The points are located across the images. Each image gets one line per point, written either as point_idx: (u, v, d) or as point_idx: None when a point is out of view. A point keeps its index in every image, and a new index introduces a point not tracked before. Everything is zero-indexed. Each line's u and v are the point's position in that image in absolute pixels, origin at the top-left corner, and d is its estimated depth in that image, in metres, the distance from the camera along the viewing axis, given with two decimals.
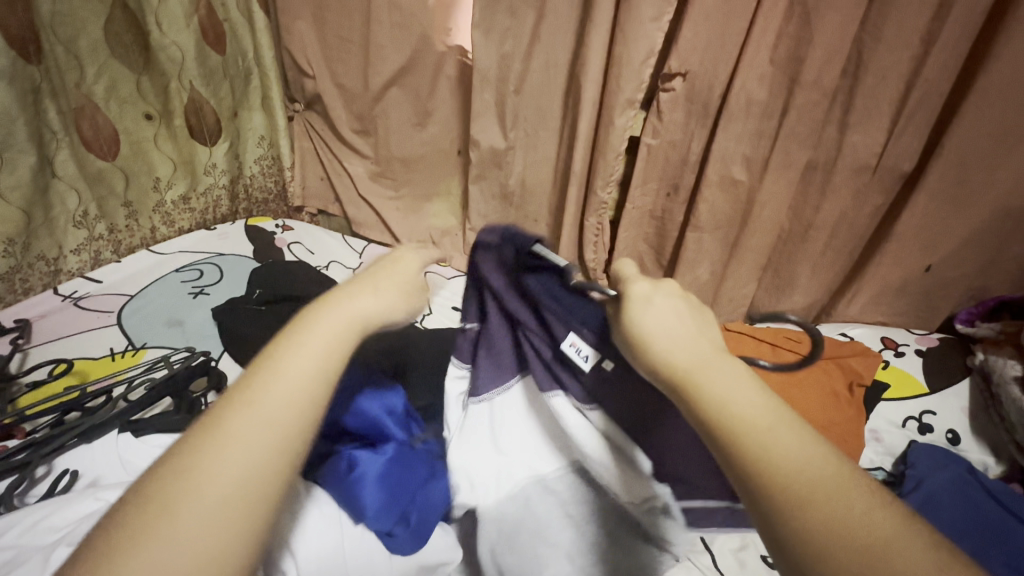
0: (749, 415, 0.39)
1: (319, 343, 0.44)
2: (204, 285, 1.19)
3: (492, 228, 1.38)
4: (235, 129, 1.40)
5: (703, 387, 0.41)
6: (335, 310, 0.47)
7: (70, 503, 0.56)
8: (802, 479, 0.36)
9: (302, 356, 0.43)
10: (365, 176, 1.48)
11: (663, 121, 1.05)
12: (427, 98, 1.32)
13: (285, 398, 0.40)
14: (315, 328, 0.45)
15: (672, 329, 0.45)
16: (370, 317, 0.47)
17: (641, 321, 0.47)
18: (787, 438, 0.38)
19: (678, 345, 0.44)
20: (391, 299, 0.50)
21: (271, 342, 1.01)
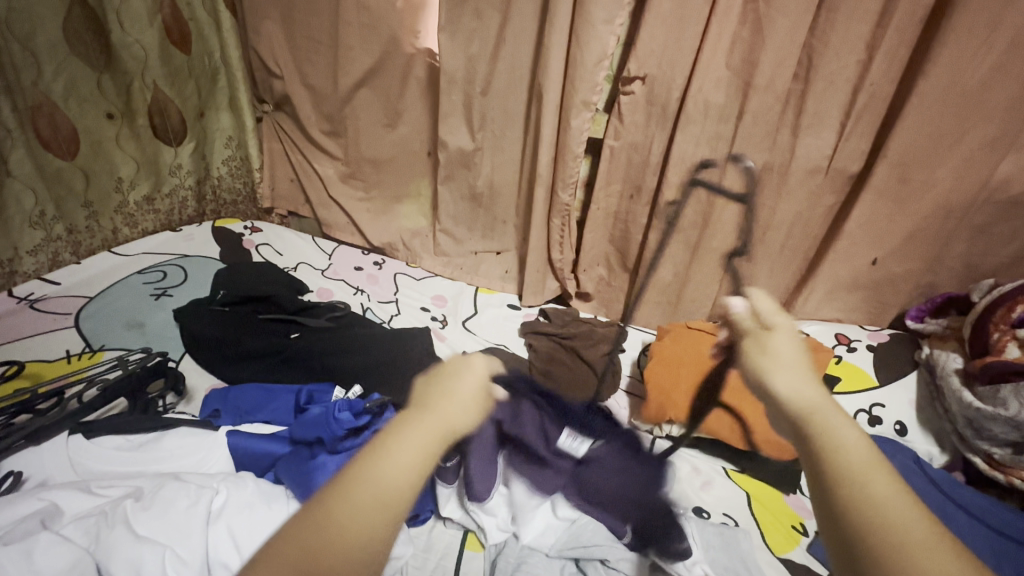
0: (844, 452, 0.43)
1: (427, 435, 0.45)
2: (168, 286, 1.18)
3: (462, 229, 1.38)
4: (202, 129, 1.39)
5: (815, 423, 0.46)
6: (439, 408, 0.48)
7: (9, 503, 0.55)
8: (888, 511, 0.38)
9: (412, 441, 0.44)
10: (335, 177, 1.47)
11: (624, 123, 1.07)
12: (396, 99, 1.32)
13: (405, 479, 0.42)
14: (422, 420, 0.46)
15: (803, 384, 0.50)
16: (461, 420, 0.49)
17: (782, 367, 0.52)
18: (877, 471, 0.41)
19: (802, 387, 0.50)
20: (477, 404, 0.51)
21: (234, 343, 1.00)
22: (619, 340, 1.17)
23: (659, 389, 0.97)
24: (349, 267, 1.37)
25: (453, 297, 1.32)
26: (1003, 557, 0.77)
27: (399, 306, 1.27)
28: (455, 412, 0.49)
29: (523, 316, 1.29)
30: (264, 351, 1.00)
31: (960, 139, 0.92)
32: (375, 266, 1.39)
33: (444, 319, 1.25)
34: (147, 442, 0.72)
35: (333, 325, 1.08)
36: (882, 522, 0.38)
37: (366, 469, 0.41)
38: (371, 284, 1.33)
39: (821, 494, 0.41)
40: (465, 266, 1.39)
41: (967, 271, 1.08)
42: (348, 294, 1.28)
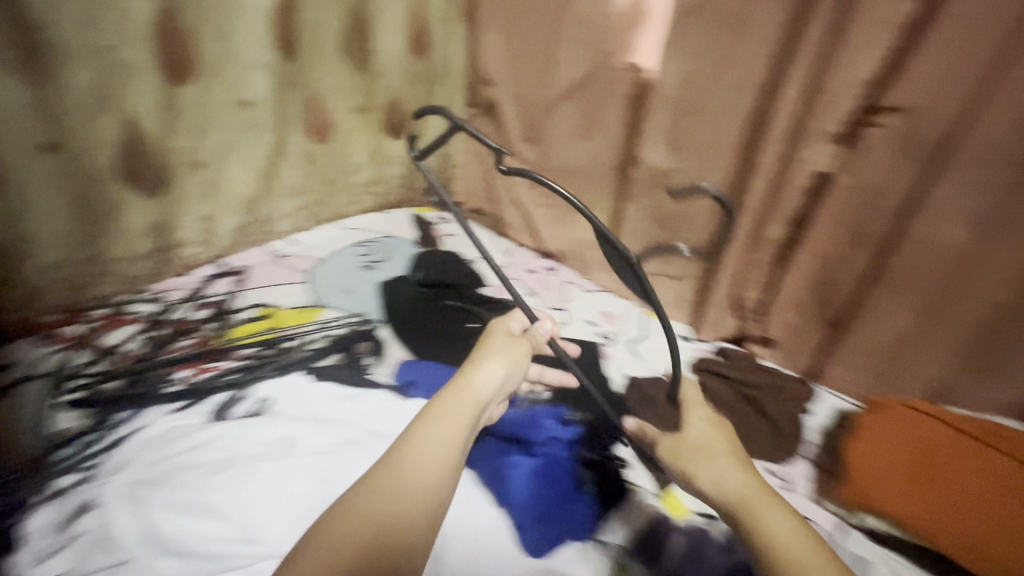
0: (798, 564, 0.59)
1: (463, 405, 0.68)
2: (372, 261, 1.32)
3: (641, 248, 1.34)
4: (419, 126, 1.54)
5: (745, 502, 0.67)
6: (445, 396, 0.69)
7: (267, 427, 0.70)
8: (780, 541, 0.62)
9: (449, 411, 0.67)
10: (523, 181, 1.55)
11: (862, 160, 0.94)
12: (598, 113, 1.34)
13: (437, 446, 0.64)
14: (436, 409, 0.67)
15: (782, 522, 0.64)
16: (484, 391, 0.71)
17: (755, 509, 0.66)
18: (772, 518, 0.64)
19: (769, 508, 0.65)
20: (499, 370, 0.74)
21: (423, 323, 1.09)
22: (807, 400, 1.05)
23: (866, 475, 0.86)
24: (524, 269, 1.42)
25: (621, 315, 1.30)
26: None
27: (568, 316, 1.26)
28: (474, 387, 0.70)
29: (696, 350, 1.19)
30: (446, 335, 1.08)
31: None
32: (548, 272, 1.43)
33: (613, 338, 1.21)
34: (356, 395, 0.82)
35: (508, 322, 1.16)
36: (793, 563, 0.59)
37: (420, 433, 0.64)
38: (543, 289, 1.35)
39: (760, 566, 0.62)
40: (638, 287, 1.35)
41: None
42: (521, 295, 1.30)
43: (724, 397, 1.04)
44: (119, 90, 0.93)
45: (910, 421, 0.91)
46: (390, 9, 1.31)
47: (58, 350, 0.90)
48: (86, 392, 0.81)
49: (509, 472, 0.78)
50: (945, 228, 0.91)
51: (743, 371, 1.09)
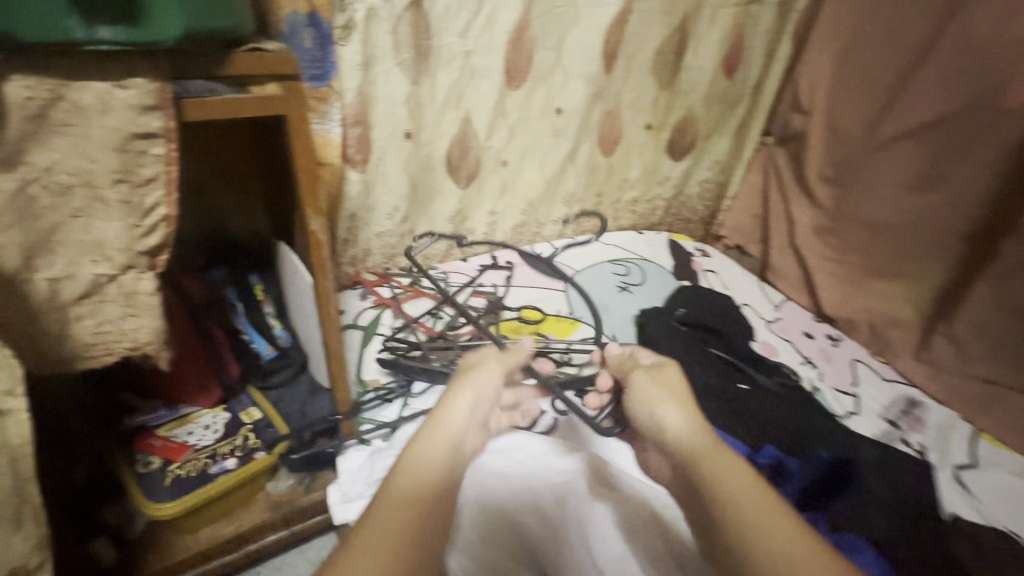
0: (726, 492, 0.52)
1: (446, 418, 0.62)
2: (629, 283, 1.26)
3: (980, 342, 1.04)
4: (701, 150, 1.43)
5: (699, 458, 0.58)
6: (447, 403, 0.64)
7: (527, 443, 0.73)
8: (750, 523, 0.49)
9: (433, 423, 0.61)
10: (808, 227, 1.33)
11: None
12: (954, 164, 1.06)
13: (430, 467, 0.56)
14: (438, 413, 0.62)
15: (673, 411, 0.64)
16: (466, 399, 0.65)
17: (655, 398, 0.66)
18: (755, 501, 0.51)
19: (672, 407, 0.65)
20: (492, 379, 0.69)
21: (687, 367, 0.99)
22: None
23: None
24: (798, 330, 1.21)
25: (936, 425, 1.00)
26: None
27: (859, 404, 1.02)
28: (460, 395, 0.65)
29: None
30: (712, 391, 0.95)
31: None
32: (828, 341, 1.19)
33: (924, 450, 0.94)
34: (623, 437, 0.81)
35: (783, 394, 0.98)
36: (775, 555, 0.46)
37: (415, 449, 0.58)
38: (823, 361, 1.12)
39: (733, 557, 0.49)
40: (961, 392, 1.04)
41: None
42: (797, 362, 1.10)
43: None
44: (466, 91, 1.02)
45: None
46: (716, 25, 1.22)
47: (372, 308, 1.04)
48: (393, 353, 0.90)
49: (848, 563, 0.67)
50: None
51: None
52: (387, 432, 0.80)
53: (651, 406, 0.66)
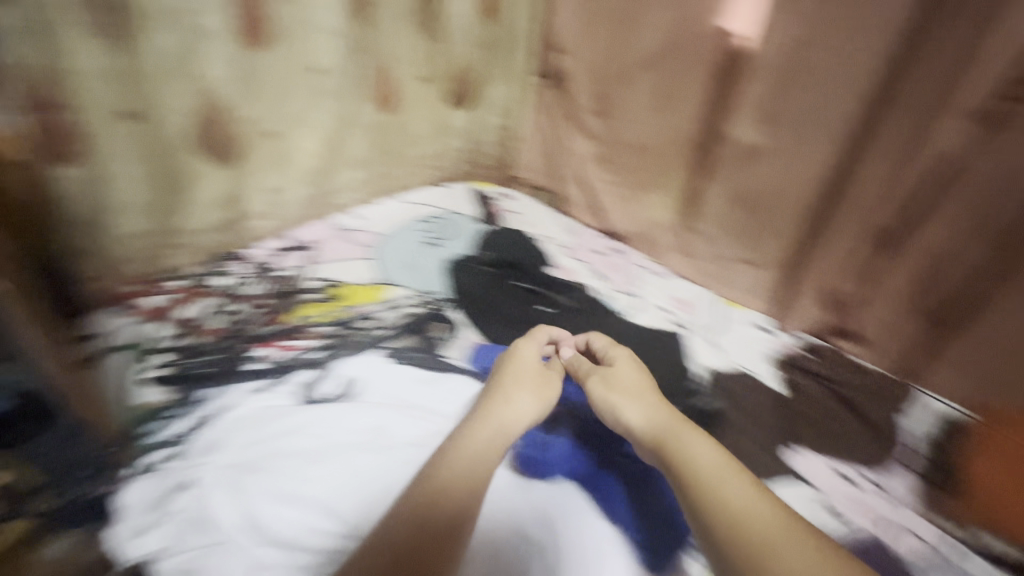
0: (739, 512, 0.60)
1: (494, 418, 0.75)
2: (436, 236, 1.28)
3: (719, 231, 1.26)
4: (482, 96, 1.48)
5: (702, 484, 0.64)
6: (498, 412, 0.76)
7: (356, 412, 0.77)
8: (779, 546, 0.56)
9: (493, 412, 0.76)
10: (589, 157, 1.47)
11: (1003, 140, 0.83)
12: (678, 87, 1.24)
13: (486, 459, 0.69)
14: (494, 414, 0.75)
15: (635, 412, 0.77)
16: (514, 412, 0.76)
17: (615, 399, 0.81)
18: (738, 485, 0.63)
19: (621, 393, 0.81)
20: (533, 399, 0.79)
21: (494, 302, 1.06)
22: (896, 400, 1.00)
23: (986, 503, 0.85)
24: (590, 249, 1.37)
25: (694, 301, 1.23)
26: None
27: (640, 300, 1.20)
28: (510, 406, 0.77)
29: (775, 342, 1.13)
30: (518, 318, 1.04)
31: None
32: (614, 253, 1.37)
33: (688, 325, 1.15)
34: (436, 378, 0.85)
35: (579, 305, 1.11)
36: (735, 523, 0.59)
37: (493, 410, 0.76)
38: (611, 271, 1.29)
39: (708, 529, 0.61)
40: (712, 272, 1.28)
41: None
42: (590, 277, 1.25)
43: (813, 399, 0.99)
44: (194, 56, 0.92)
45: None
46: None
47: (137, 323, 0.92)
48: (173, 368, 0.83)
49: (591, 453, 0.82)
50: None
51: (830, 370, 1.04)
52: (174, 448, 0.73)
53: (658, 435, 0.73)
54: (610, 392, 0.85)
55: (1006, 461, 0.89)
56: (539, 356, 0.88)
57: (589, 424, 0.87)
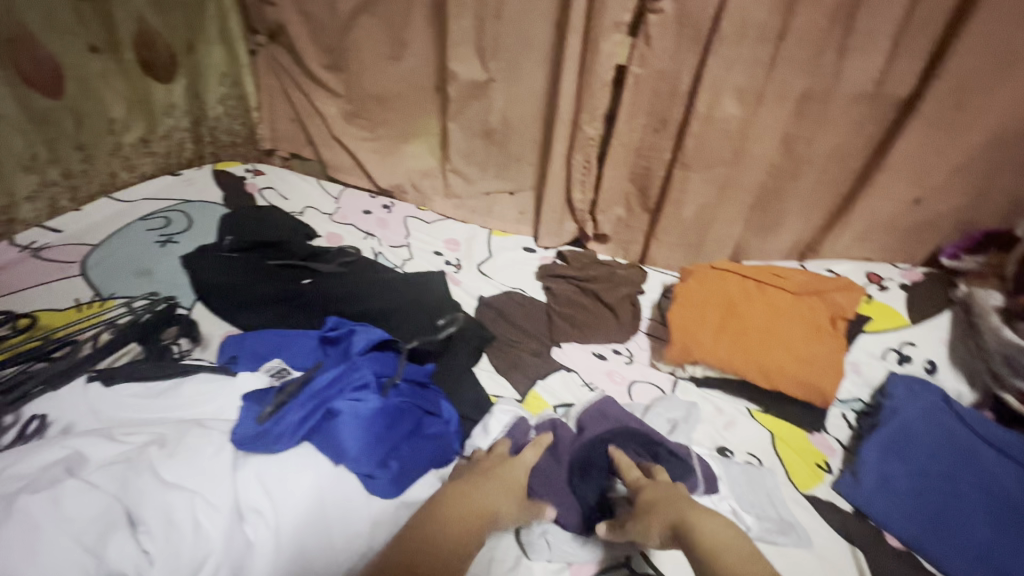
0: (715, 540, 0.53)
1: (485, 494, 0.60)
2: (171, 233, 1.15)
3: (474, 168, 1.30)
4: (194, 64, 1.30)
5: (689, 517, 0.56)
6: (474, 495, 0.60)
7: (34, 451, 0.55)
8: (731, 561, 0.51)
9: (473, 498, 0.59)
10: (339, 117, 1.37)
11: (652, 47, 0.97)
12: (402, 30, 1.20)
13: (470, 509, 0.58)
14: (467, 504, 0.58)
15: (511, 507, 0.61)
16: (507, 498, 0.62)
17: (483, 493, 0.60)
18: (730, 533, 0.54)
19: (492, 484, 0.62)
20: (517, 503, 0.62)
21: (243, 289, 0.97)
22: (638, 283, 1.12)
23: (682, 328, 0.92)
24: (358, 211, 1.32)
25: (466, 240, 1.27)
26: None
27: (411, 250, 1.22)
28: (499, 506, 0.60)
29: (539, 260, 1.23)
30: (277, 297, 0.96)
31: (1022, 58, 0.84)
32: (384, 210, 1.34)
33: (458, 263, 1.19)
34: (168, 390, 0.71)
35: (345, 270, 1.05)
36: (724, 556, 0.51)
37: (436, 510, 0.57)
38: (381, 228, 1.28)
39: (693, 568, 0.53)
40: (477, 209, 1.32)
41: (1014, 205, 1.01)
42: (358, 239, 1.23)
43: (564, 297, 1.08)
44: None
45: (711, 279, 0.98)
46: None
47: None
48: None
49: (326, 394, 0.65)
50: (725, 104, 0.98)
51: (579, 268, 1.13)
52: None
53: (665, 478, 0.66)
54: (368, 340, 0.77)
55: (692, 292, 0.96)
56: (360, 344, 0.76)
57: (352, 352, 0.76)
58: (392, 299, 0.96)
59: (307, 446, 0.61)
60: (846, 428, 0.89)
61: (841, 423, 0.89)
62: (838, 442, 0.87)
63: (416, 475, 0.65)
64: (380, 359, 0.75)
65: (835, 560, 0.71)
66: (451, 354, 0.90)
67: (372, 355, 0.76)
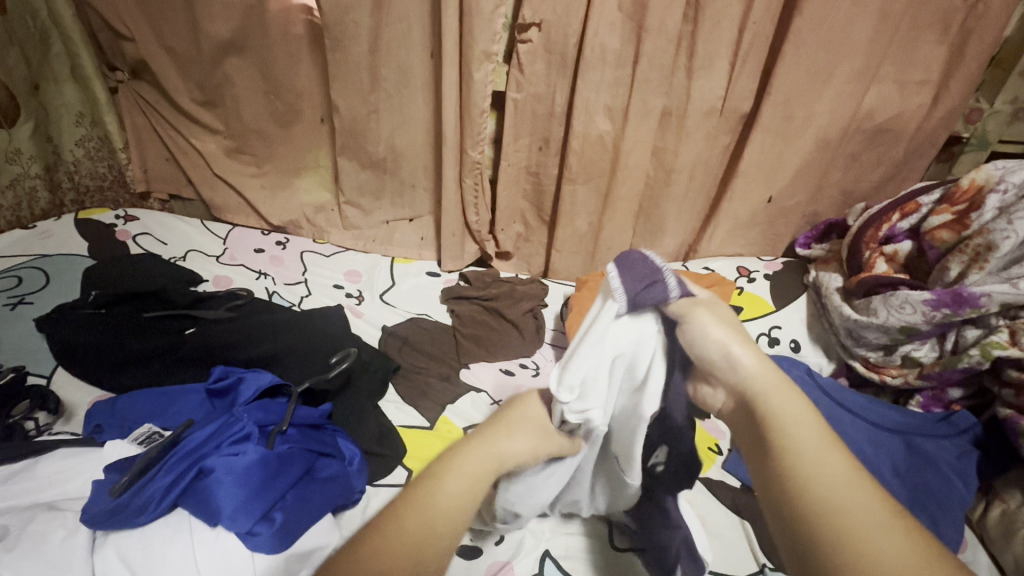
0: (799, 439, 0.44)
1: (484, 466, 0.50)
2: (25, 293, 1.03)
3: (369, 198, 1.28)
4: (40, 105, 1.18)
5: (768, 410, 0.47)
6: (496, 442, 0.53)
7: None
8: (819, 473, 0.42)
9: (470, 471, 0.48)
10: (219, 153, 1.30)
11: (525, 74, 1.03)
12: (280, 65, 1.15)
13: (470, 489, 0.47)
14: (479, 453, 0.50)
15: (517, 446, 0.54)
16: (512, 456, 0.53)
17: (494, 437, 0.53)
18: (812, 436, 0.44)
19: (513, 447, 0.53)
20: (533, 443, 0.55)
21: (114, 347, 0.88)
22: (541, 297, 1.16)
23: None
24: (249, 250, 1.26)
25: (368, 270, 1.24)
26: (917, 501, 0.79)
27: (309, 286, 1.18)
28: (506, 447, 0.53)
29: (444, 283, 1.24)
30: (155, 352, 0.88)
31: (832, 73, 0.99)
32: (278, 246, 1.28)
33: (360, 295, 1.17)
34: (15, 474, 0.63)
35: (234, 314, 0.99)
36: (822, 488, 0.41)
37: (429, 490, 0.46)
38: (275, 266, 1.22)
39: (768, 479, 0.44)
40: (378, 238, 1.31)
41: (844, 197, 1.18)
42: (250, 279, 1.17)
43: (466, 316, 1.10)
44: None
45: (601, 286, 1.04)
46: None
47: None
48: None
49: (198, 453, 0.62)
50: (598, 122, 1.06)
51: (481, 288, 1.16)
52: None
53: (717, 349, 0.51)
54: (256, 387, 0.74)
55: (584, 301, 1.02)
56: (247, 394, 0.73)
57: (239, 401, 0.73)
58: (289, 341, 0.92)
59: (180, 511, 0.58)
60: None
61: None
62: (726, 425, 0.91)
63: (306, 525, 0.62)
64: (268, 407, 0.72)
65: (729, 535, 0.75)
66: (351, 391, 0.88)
67: (258, 404, 0.73)
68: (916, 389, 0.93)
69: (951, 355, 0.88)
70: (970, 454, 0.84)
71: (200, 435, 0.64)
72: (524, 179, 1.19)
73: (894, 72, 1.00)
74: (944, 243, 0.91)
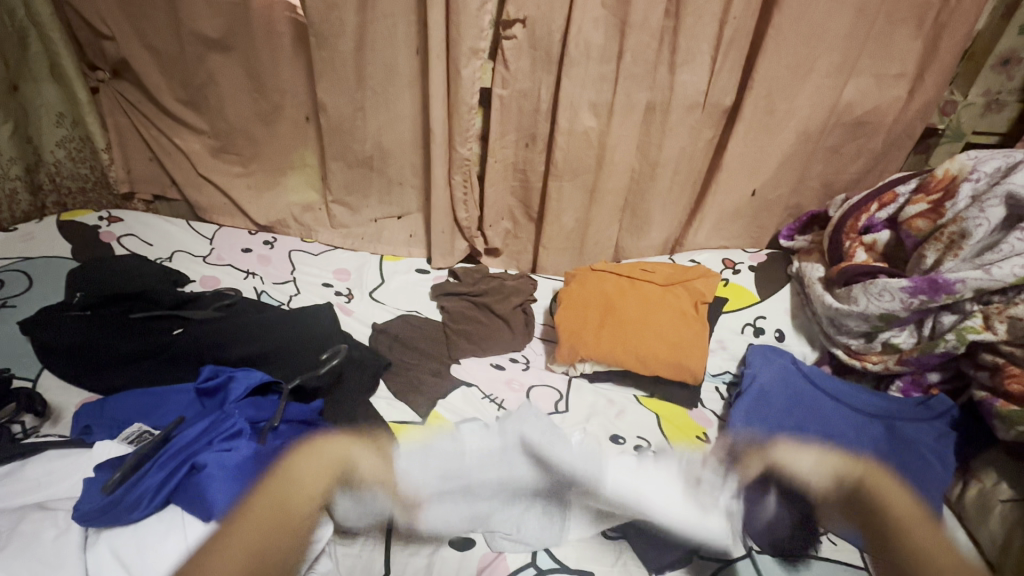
0: None
1: (272, 496, 0.60)
2: (7, 296, 1.02)
3: (357, 196, 1.28)
4: (19, 106, 1.17)
5: None
6: (285, 476, 0.63)
7: None
8: None
9: (264, 494, 0.60)
10: (204, 153, 1.29)
11: (511, 70, 1.04)
12: (264, 64, 1.15)
13: (268, 508, 0.58)
14: (269, 484, 0.61)
15: (314, 480, 0.64)
16: (307, 486, 0.63)
17: (280, 475, 0.63)
18: None
19: (305, 474, 0.64)
20: (327, 480, 0.65)
21: (101, 348, 0.87)
22: (530, 292, 1.16)
23: (570, 331, 0.98)
24: (236, 250, 1.25)
25: (357, 268, 1.24)
26: None
27: (298, 285, 1.17)
28: (303, 484, 0.63)
29: (433, 279, 1.24)
30: (142, 352, 0.88)
31: (810, 68, 1.01)
32: (266, 246, 1.27)
33: (349, 293, 1.17)
34: (4, 475, 0.63)
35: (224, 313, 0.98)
36: None
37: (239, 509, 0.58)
38: (263, 266, 1.22)
39: None
40: (366, 236, 1.31)
41: (826, 189, 1.21)
42: (238, 279, 1.17)
43: (456, 312, 1.11)
44: None
45: (590, 280, 1.06)
46: None
47: None
48: None
49: (192, 450, 0.62)
50: (583, 118, 1.07)
51: (471, 284, 1.17)
52: None
53: None
54: (246, 385, 0.74)
55: (571, 294, 1.04)
56: (239, 391, 0.73)
57: (230, 399, 0.73)
58: (280, 338, 0.92)
59: (173, 507, 0.59)
60: (719, 400, 0.99)
61: (714, 396, 0.99)
62: (713, 414, 0.96)
63: None
64: (260, 404, 0.73)
65: None
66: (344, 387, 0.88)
67: (250, 401, 0.73)
68: (897, 374, 0.95)
69: (929, 340, 0.90)
70: (948, 436, 0.87)
71: (192, 433, 0.64)
72: (512, 176, 1.20)
73: (871, 66, 1.02)
74: (920, 231, 0.94)
